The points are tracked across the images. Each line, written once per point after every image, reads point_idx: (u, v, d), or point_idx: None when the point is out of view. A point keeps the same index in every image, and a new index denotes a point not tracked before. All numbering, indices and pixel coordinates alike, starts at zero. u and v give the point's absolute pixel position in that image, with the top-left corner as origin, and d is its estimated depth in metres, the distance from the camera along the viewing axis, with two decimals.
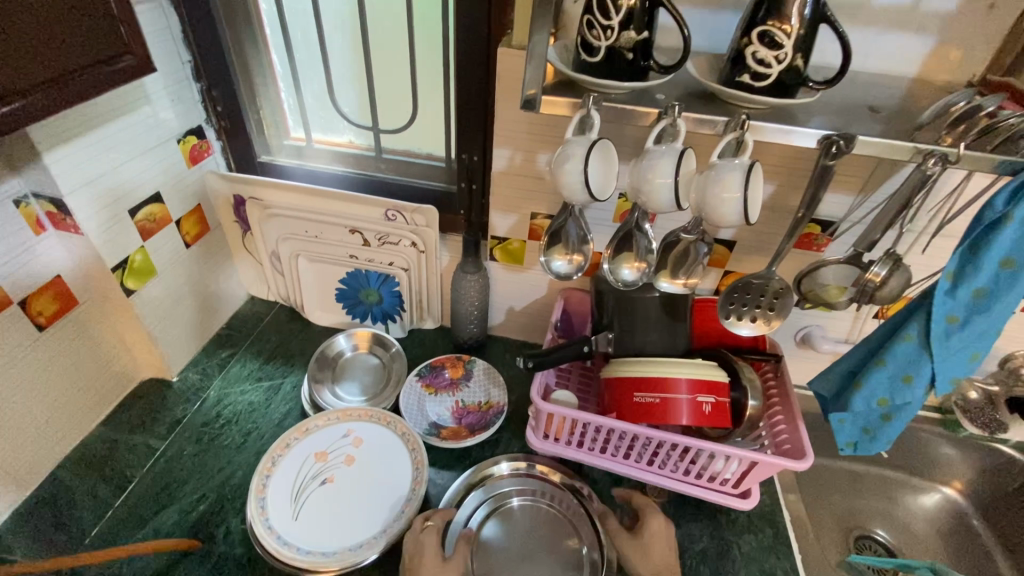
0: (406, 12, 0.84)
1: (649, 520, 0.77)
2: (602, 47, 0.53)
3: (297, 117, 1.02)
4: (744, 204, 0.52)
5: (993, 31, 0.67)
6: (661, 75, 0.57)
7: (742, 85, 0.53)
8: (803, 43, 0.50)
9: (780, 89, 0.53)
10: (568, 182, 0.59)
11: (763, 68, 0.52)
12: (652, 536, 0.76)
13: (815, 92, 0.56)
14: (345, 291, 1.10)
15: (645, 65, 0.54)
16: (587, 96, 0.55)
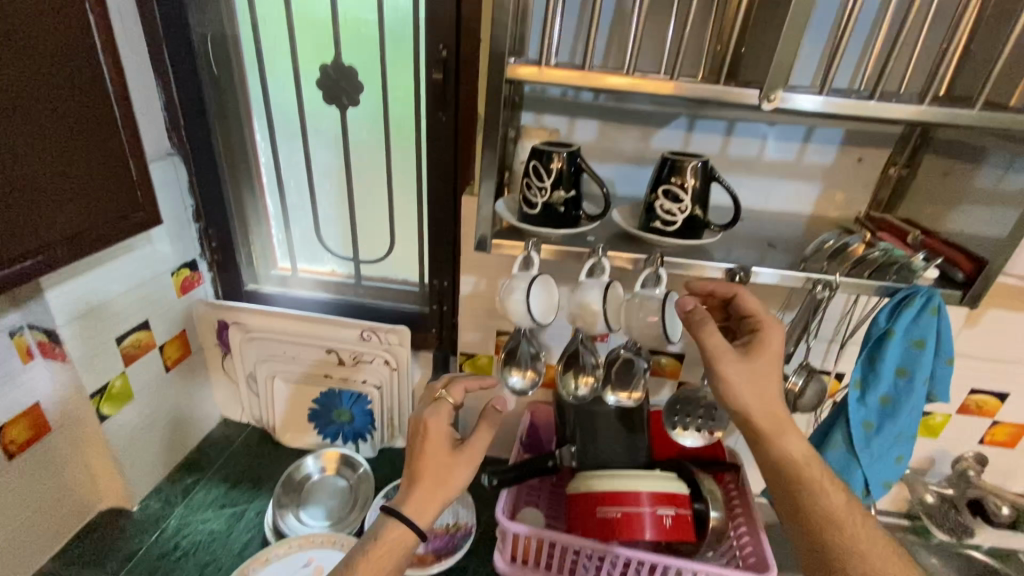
0: (386, 165, 0.99)
1: (767, 331, 0.64)
2: (539, 202, 0.65)
3: (285, 250, 1.13)
4: (664, 326, 0.62)
5: (864, 180, 0.82)
6: (591, 221, 0.69)
7: (656, 229, 0.65)
8: (699, 198, 0.63)
9: (687, 231, 0.65)
10: (516, 310, 0.67)
11: (670, 217, 0.64)
12: (767, 360, 0.64)
13: (717, 232, 0.69)
14: (318, 411, 1.13)
15: (575, 214, 0.66)
16: (529, 240, 0.65)
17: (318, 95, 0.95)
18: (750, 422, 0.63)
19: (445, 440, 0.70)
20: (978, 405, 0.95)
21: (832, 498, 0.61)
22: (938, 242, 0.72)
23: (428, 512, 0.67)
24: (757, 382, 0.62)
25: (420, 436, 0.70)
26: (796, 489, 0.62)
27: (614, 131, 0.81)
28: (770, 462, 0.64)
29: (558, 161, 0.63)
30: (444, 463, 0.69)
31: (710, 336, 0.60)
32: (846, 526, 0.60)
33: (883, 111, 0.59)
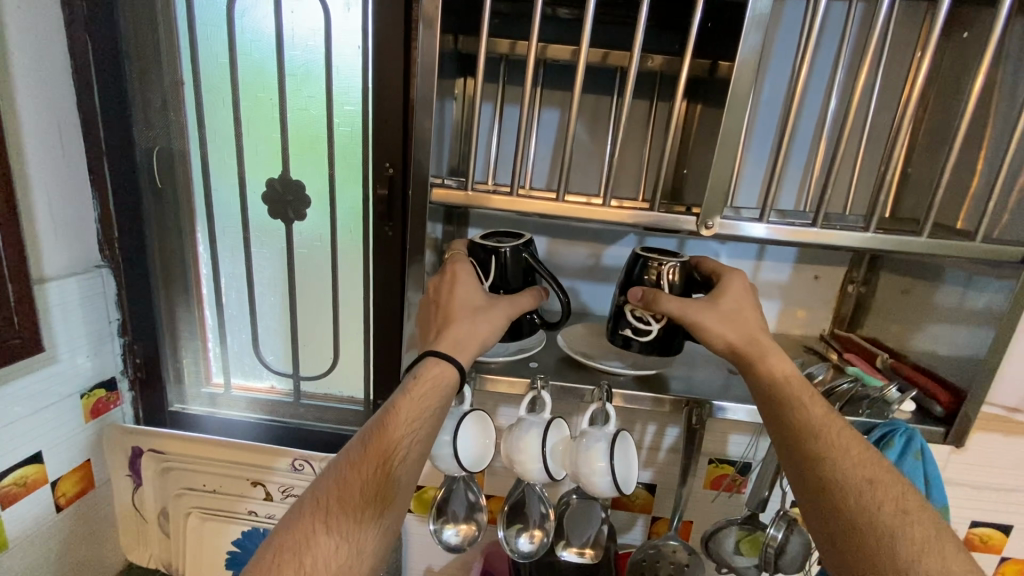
0: (331, 276, 0.95)
1: (728, 278, 0.61)
2: (490, 280, 0.63)
3: (219, 364, 1.02)
4: (612, 473, 0.54)
5: (825, 298, 0.80)
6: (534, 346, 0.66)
7: (625, 337, 0.63)
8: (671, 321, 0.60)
9: (659, 344, 0.62)
10: (441, 453, 0.60)
11: (642, 325, 0.61)
12: (734, 300, 0.59)
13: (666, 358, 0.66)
14: (238, 555, 0.98)
15: (531, 317, 0.64)
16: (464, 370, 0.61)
17: (264, 209, 0.93)
18: (731, 347, 0.58)
19: (478, 288, 0.61)
20: (982, 540, 0.85)
21: (810, 408, 0.54)
22: (908, 368, 0.67)
23: (470, 351, 0.59)
24: (732, 320, 0.58)
25: (448, 281, 0.61)
26: (773, 390, 0.56)
27: (563, 247, 0.80)
28: (754, 385, 0.57)
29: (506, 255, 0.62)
30: (476, 310, 0.59)
31: (667, 298, 0.58)
32: (825, 434, 0.52)
33: (827, 241, 0.56)
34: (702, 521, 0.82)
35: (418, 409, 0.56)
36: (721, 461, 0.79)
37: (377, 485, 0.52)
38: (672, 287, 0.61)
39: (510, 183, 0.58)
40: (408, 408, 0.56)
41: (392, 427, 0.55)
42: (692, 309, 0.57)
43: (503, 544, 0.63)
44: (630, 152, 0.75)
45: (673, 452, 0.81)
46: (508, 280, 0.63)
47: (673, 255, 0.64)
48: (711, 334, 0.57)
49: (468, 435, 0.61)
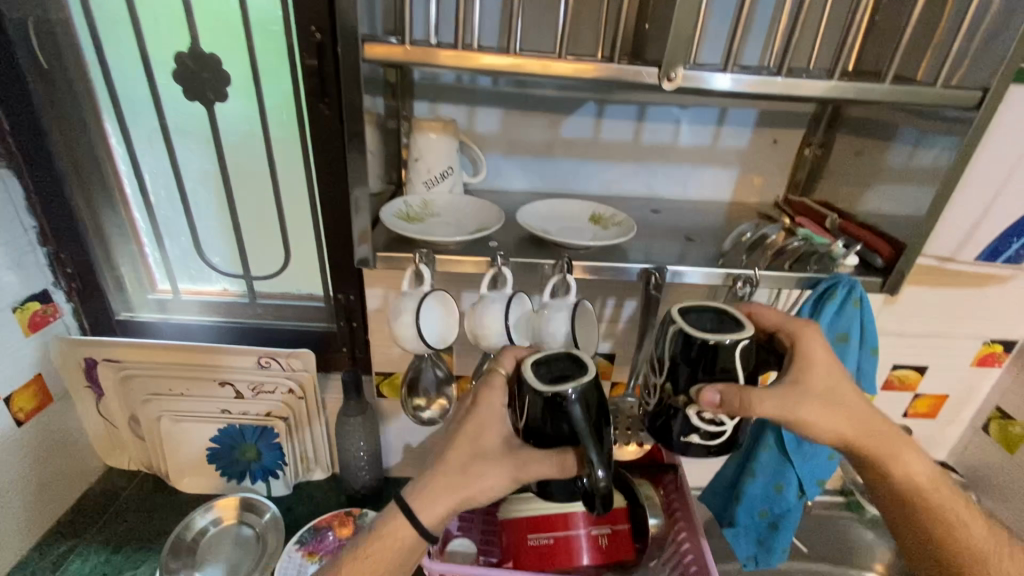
0: (268, 166, 0.87)
1: (805, 341, 0.56)
2: (523, 421, 0.52)
3: (163, 270, 0.98)
4: (573, 340, 0.57)
5: (782, 163, 0.79)
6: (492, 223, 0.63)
7: (691, 441, 0.55)
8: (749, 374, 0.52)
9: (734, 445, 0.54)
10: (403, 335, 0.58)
11: (713, 427, 0.53)
12: (823, 376, 0.56)
13: (626, 227, 0.65)
14: (218, 450, 1.00)
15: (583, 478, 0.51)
16: (419, 250, 0.58)
17: (178, 90, 0.81)
18: (835, 436, 0.56)
19: (504, 430, 0.55)
20: (900, 380, 0.96)
21: (934, 502, 0.63)
22: (856, 227, 0.70)
23: (458, 495, 0.54)
24: (843, 409, 0.56)
25: (470, 409, 0.56)
26: (907, 488, 0.63)
27: (519, 119, 0.74)
28: (891, 492, 0.64)
29: (570, 375, 0.51)
30: (485, 456, 0.54)
31: (763, 411, 0.51)
32: (963, 531, 0.62)
33: (792, 91, 0.53)
34: None
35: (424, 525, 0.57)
36: None
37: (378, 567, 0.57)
38: (747, 368, 0.52)
39: (455, 38, 0.52)
40: (368, 560, 0.57)
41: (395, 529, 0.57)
42: (791, 398, 0.53)
43: None
44: (587, 3, 0.68)
45: (632, 324, 0.84)
46: (545, 433, 0.50)
47: (737, 326, 0.52)
48: (811, 428, 0.54)
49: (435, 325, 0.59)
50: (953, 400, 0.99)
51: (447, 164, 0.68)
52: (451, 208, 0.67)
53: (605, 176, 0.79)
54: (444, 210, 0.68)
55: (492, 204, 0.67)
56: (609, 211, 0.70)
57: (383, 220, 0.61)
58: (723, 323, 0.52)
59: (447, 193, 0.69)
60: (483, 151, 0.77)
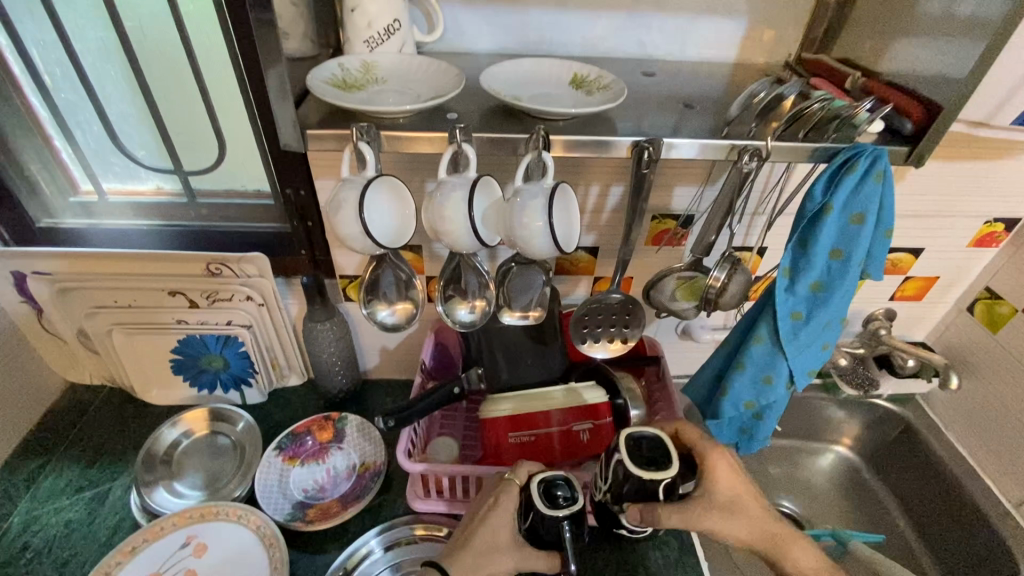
0: (179, 33, 0.71)
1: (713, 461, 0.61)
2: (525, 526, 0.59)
3: (82, 169, 0.85)
4: (552, 232, 0.47)
5: (797, 11, 0.66)
6: (451, 89, 0.52)
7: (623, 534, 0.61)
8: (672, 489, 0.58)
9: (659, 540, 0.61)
10: (345, 231, 0.47)
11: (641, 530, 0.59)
12: (727, 486, 0.60)
13: (613, 91, 0.55)
14: (182, 361, 0.94)
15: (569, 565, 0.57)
16: (355, 125, 0.47)
17: None
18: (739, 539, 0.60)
19: (511, 527, 0.59)
20: (893, 264, 0.92)
21: None
22: (880, 86, 0.60)
23: None
24: (743, 515, 0.60)
25: (487, 507, 0.61)
26: None
27: None
28: None
29: (565, 534, 0.57)
30: (495, 547, 0.58)
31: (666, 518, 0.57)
32: None
33: None
34: (642, 277, 0.80)
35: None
36: (664, 216, 0.73)
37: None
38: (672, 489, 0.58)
39: None
40: None
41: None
42: (699, 511, 0.58)
43: (443, 317, 0.60)
44: None
45: (618, 213, 0.75)
46: (542, 533, 0.58)
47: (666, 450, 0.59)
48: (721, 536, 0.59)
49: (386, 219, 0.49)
50: (943, 281, 0.96)
51: (393, 16, 0.56)
52: (399, 72, 0.55)
53: (589, 34, 0.66)
54: (392, 74, 0.56)
55: (450, 65, 0.55)
56: (593, 73, 0.58)
57: (310, 86, 0.50)
58: (654, 440, 0.60)
59: (395, 54, 0.57)
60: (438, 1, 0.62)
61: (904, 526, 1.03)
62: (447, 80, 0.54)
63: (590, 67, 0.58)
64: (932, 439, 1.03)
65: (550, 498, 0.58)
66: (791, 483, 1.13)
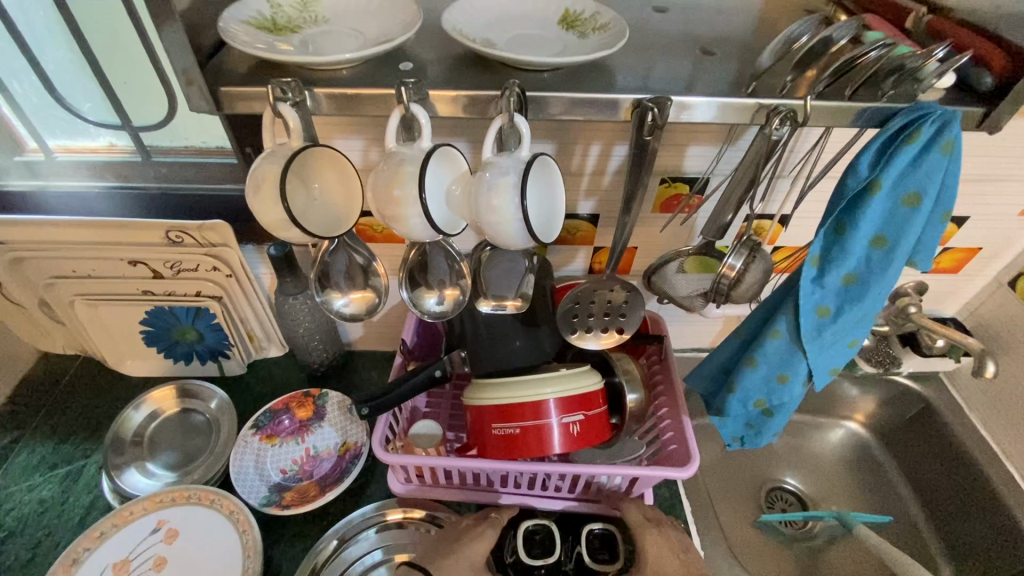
0: None
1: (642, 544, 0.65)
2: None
3: (27, 123, 0.78)
4: (527, 215, 0.38)
5: None
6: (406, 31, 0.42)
7: None
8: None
9: None
10: (275, 216, 0.41)
11: None
12: None
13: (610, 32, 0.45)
14: (153, 333, 0.89)
15: None
16: (274, 83, 0.41)
17: None
18: None
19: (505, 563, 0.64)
20: None
21: None
22: (951, 25, 0.48)
23: None
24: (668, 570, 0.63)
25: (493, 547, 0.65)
26: None
27: None
28: None
29: None
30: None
31: None
32: None
33: None
34: (645, 250, 0.71)
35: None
36: (675, 179, 0.63)
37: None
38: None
39: None
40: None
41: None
42: None
43: (410, 309, 0.52)
44: None
45: (620, 177, 0.65)
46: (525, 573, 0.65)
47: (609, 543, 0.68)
48: None
49: (322, 195, 0.43)
50: (986, 253, 0.85)
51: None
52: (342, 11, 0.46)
53: None
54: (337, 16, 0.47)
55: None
56: (590, 9, 0.47)
57: (223, 24, 0.41)
58: (601, 531, 0.68)
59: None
60: None
61: (915, 510, 0.97)
62: (398, 20, 0.44)
63: (586, 1, 0.48)
64: (954, 421, 0.96)
65: (530, 548, 0.66)
66: (796, 457, 1.08)
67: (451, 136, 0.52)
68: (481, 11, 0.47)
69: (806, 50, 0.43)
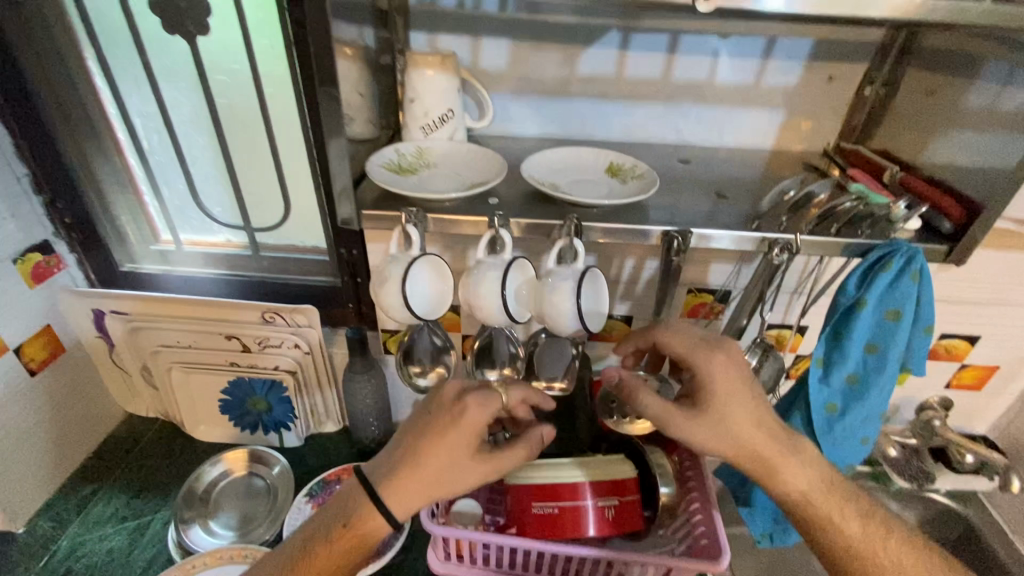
0: (260, 110, 0.80)
1: None
2: None
3: (163, 220, 0.94)
4: (581, 313, 0.50)
5: (835, 102, 0.69)
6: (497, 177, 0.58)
7: None
8: None
9: None
10: (389, 302, 0.54)
11: None
12: None
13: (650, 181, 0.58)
14: (230, 401, 1.00)
15: None
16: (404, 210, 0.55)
17: (156, 22, 0.74)
18: None
19: None
20: (946, 350, 0.86)
21: None
22: (920, 181, 0.60)
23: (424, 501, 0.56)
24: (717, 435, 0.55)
25: None
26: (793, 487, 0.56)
27: (528, 54, 0.67)
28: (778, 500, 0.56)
29: None
30: None
31: None
32: None
33: (860, 11, 0.44)
34: (675, 351, 0.80)
35: (409, 426, 0.57)
36: (701, 290, 0.73)
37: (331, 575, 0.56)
38: None
39: None
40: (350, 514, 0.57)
41: (351, 518, 0.56)
42: None
43: (473, 383, 0.63)
44: None
45: (652, 286, 0.76)
46: None
47: None
48: None
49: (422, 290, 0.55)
50: (1005, 373, 0.90)
51: (446, 113, 0.62)
52: (448, 159, 0.61)
53: (628, 121, 0.71)
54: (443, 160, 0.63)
55: (495, 154, 0.61)
56: (629, 162, 0.62)
57: (369, 170, 0.57)
58: None
59: (446, 140, 0.63)
60: (490, 89, 0.69)
61: None
62: (491, 168, 0.60)
63: (627, 157, 0.62)
64: (1000, 547, 0.93)
65: None
66: None
67: (516, 248, 0.65)
68: (549, 161, 0.62)
69: (795, 202, 0.57)
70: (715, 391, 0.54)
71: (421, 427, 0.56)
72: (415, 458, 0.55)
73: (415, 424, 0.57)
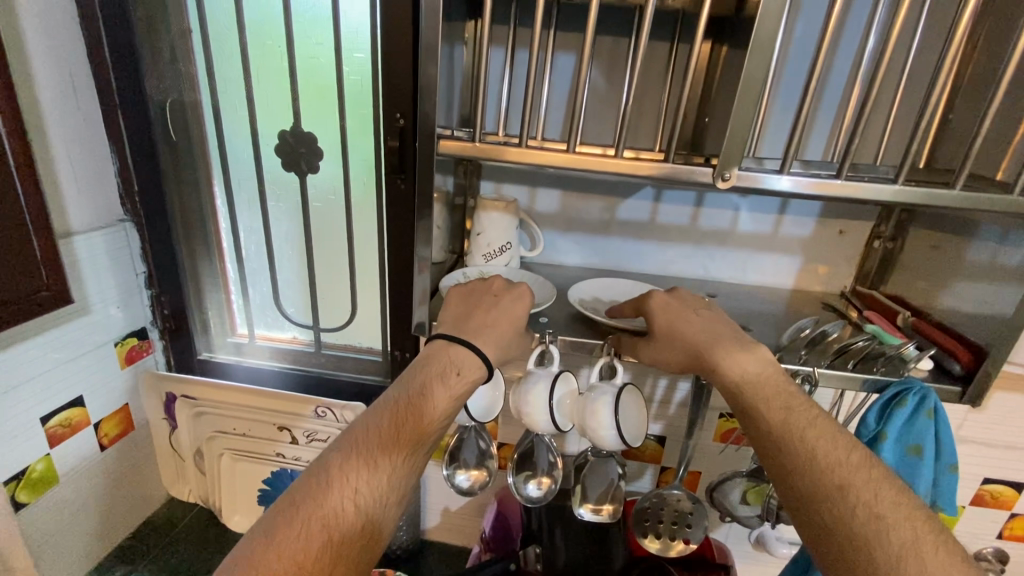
0: (346, 230, 0.94)
1: None
2: None
3: (243, 316, 1.05)
4: (618, 427, 0.56)
5: (847, 253, 0.78)
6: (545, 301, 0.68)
7: None
8: None
9: None
10: None
11: None
12: None
13: None
14: (269, 492, 1.04)
15: None
16: None
17: (277, 162, 0.92)
18: None
19: None
20: (993, 497, 0.84)
21: None
22: (930, 326, 0.65)
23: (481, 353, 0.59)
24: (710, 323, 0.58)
25: None
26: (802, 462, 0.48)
27: (577, 200, 0.80)
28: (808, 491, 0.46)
29: None
30: None
31: None
32: None
33: (854, 192, 0.54)
34: (711, 473, 0.83)
35: (451, 311, 0.63)
36: (731, 415, 0.79)
37: (401, 423, 0.53)
38: None
39: (522, 133, 0.58)
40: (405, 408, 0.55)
41: (423, 375, 0.57)
42: None
43: (512, 489, 0.67)
44: (649, 100, 0.73)
45: (684, 407, 0.81)
46: None
47: None
48: None
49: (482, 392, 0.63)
50: None
51: (506, 243, 0.74)
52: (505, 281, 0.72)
53: (660, 257, 0.81)
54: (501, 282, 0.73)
55: (547, 281, 0.72)
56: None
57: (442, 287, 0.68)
58: None
59: (503, 266, 0.74)
60: (542, 227, 0.82)
61: None
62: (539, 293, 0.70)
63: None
64: None
65: None
66: None
67: None
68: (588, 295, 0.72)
69: (811, 338, 0.63)
70: (657, 320, 0.59)
71: (460, 302, 0.63)
72: (450, 336, 0.60)
73: (454, 296, 0.64)
